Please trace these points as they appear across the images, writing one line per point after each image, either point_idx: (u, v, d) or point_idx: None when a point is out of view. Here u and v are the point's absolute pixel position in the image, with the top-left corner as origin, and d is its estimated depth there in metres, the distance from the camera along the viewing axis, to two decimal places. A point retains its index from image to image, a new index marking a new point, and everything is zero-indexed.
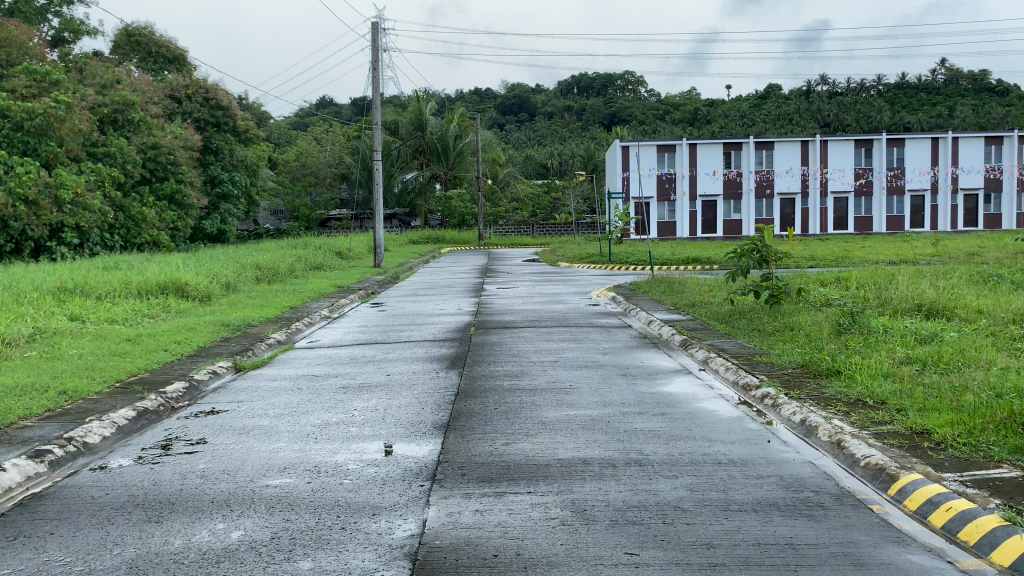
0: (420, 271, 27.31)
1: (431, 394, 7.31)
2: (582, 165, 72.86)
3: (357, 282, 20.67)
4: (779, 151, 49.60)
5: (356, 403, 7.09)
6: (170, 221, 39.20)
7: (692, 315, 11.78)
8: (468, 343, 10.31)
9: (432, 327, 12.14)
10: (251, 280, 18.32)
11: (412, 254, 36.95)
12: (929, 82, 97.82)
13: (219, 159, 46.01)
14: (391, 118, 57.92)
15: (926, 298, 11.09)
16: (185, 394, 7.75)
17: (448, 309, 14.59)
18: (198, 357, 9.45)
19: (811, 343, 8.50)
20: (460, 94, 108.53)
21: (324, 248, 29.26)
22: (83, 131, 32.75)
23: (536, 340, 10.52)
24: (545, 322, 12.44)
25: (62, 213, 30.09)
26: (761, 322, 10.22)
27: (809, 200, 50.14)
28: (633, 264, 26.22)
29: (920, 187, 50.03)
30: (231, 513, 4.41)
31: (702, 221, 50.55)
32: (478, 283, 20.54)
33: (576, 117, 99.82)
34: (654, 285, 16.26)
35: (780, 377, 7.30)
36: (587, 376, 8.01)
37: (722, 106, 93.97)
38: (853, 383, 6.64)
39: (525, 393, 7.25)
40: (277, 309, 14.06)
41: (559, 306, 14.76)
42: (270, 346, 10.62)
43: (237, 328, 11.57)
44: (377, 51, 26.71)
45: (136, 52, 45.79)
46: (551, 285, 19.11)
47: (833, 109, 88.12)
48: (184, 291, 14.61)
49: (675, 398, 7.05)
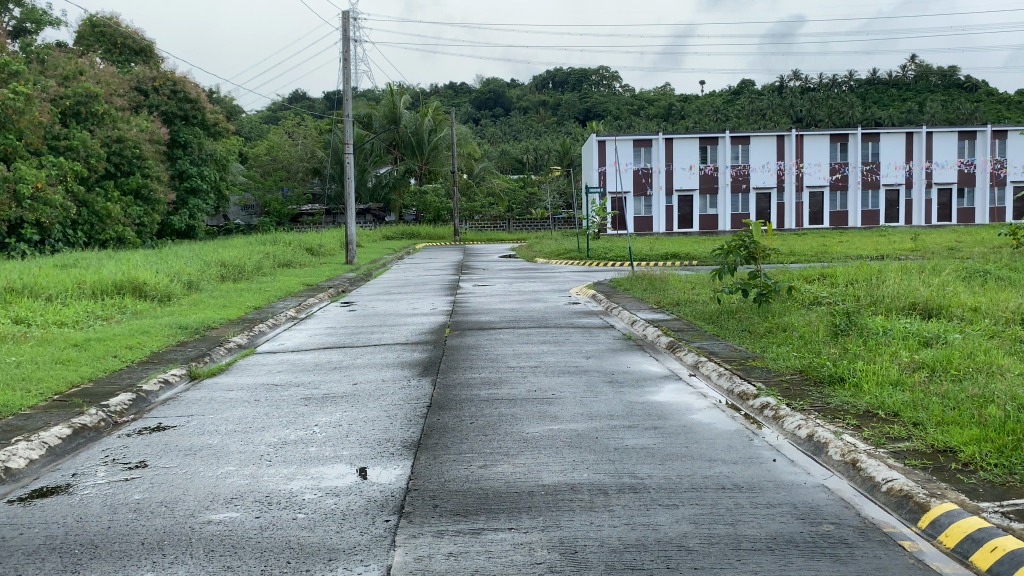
0: (393, 268, 26.65)
1: (401, 407, 6.67)
2: (558, 160, 72.44)
3: (327, 280, 20.00)
4: (755, 145, 49.38)
5: (318, 418, 6.44)
6: (136, 217, 37.98)
7: (676, 314, 11.22)
8: (443, 347, 9.67)
9: (405, 329, 11.48)
10: (215, 279, 17.54)
11: (387, 250, 36.26)
12: (899, 78, 98.52)
13: (187, 153, 45.03)
14: (364, 112, 56.99)
15: (920, 295, 10.65)
16: (130, 407, 7.05)
17: (421, 309, 13.97)
18: (149, 364, 8.74)
19: (807, 346, 7.98)
20: (435, 89, 107.76)
21: (294, 244, 28.52)
22: (43, 124, 31.73)
23: (514, 342, 9.94)
24: (523, 322, 11.86)
25: (22, 209, 29.06)
26: (752, 323, 9.68)
27: (785, 195, 50.07)
28: (611, 260, 25.73)
29: (895, 182, 50.10)
30: (162, 560, 3.77)
31: (679, 216, 50.25)
32: (453, 281, 19.94)
33: (551, 112, 99.35)
34: (635, 283, 15.70)
35: (778, 384, 6.75)
36: (570, 384, 7.42)
37: (696, 101, 94.01)
38: (860, 393, 6.10)
39: (504, 404, 6.64)
40: (240, 310, 13.36)
41: (537, 305, 14.17)
42: (230, 351, 9.94)
43: (196, 332, 10.85)
44: (347, 42, 25.96)
45: (100, 43, 44.57)
46: (529, 282, 18.55)
47: (805, 105, 88.43)
48: (142, 291, 13.83)
49: (666, 409, 6.46)
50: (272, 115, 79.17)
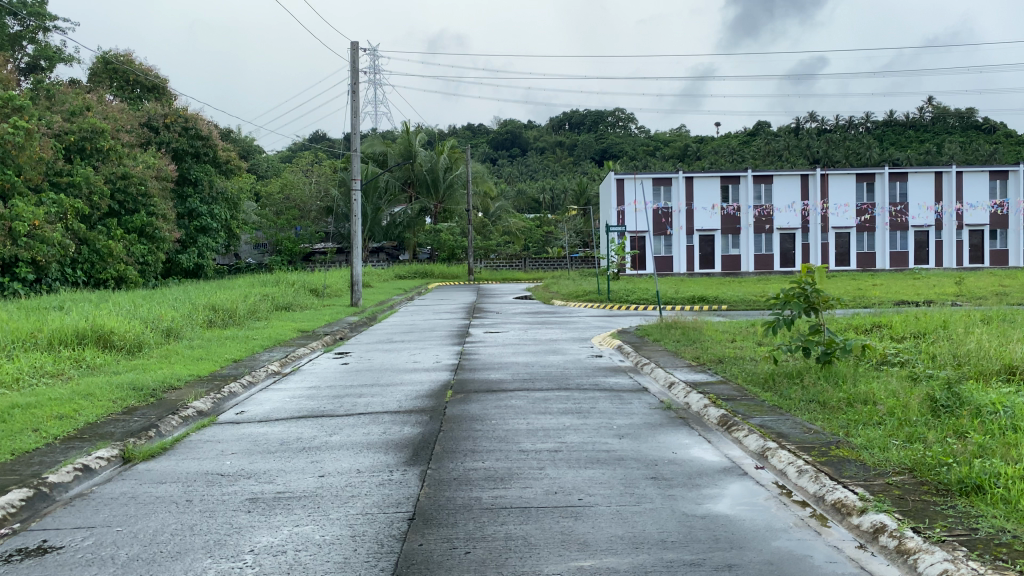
0: (400, 311, 25.05)
1: (371, 522, 4.88)
2: (575, 200, 71.13)
3: (325, 325, 18.36)
4: (779, 184, 47.68)
5: (260, 540, 4.68)
6: (139, 255, 36.58)
7: (723, 376, 9.42)
8: (441, 419, 7.87)
9: (400, 390, 9.72)
10: (200, 325, 15.89)
11: (396, 290, 34.71)
12: (916, 120, 97.16)
13: (198, 191, 43.72)
14: (378, 149, 55.35)
15: (1016, 354, 8.80)
16: (19, 511, 5.27)
17: (423, 363, 12.22)
18: (74, 443, 6.98)
19: (907, 431, 6.18)
20: (452, 129, 107.16)
21: (297, 285, 26.98)
22: (45, 160, 30.58)
23: (527, 412, 8.14)
24: (539, 382, 10.08)
25: (17, 247, 27.76)
26: (821, 392, 7.90)
27: (811, 235, 48.22)
28: (634, 304, 24.02)
29: (925, 223, 48.16)
30: None
31: (700, 257, 48.47)
32: (462, 327, 18.24)
33: (568, 152, 98.50)
34: (667, 332, 13.89)
35: (888, 493, 4.96)
36: (602, 482, 5.65)
37: (712, 143, 92.86)
38: (1019, 515, 4.29)
39: (516, 519, 4.88)
40: (215, 363, 11.69)
41: (555, 359, 12.35)
42: (185, 422, 8.17)
43: (150, 395, 9.08)
44: (355, 73, 24.62)
45: (113, 80, 43.93)
46: (545, 330, 16.80)
47: (821, 145, 87.11)
48: (107, 341, 12.15)
49: (741, 532, 4.66)
50: (287, 153, 78.56)
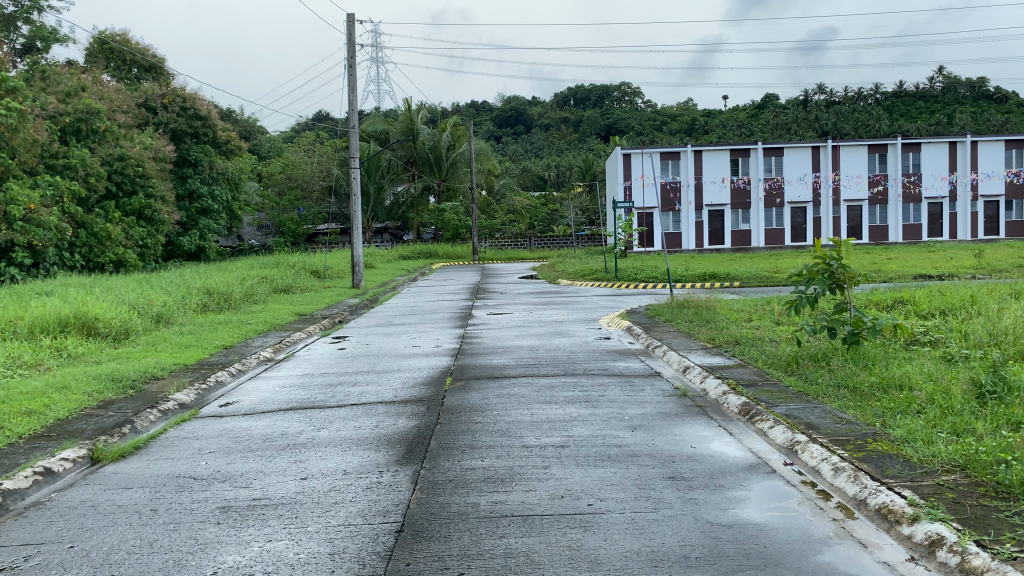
0: (403, 292, 24.45)
1: (354, 536, 4.30)
2: (581, 176, 70.22)
3: (324, 308, 17.74)
4: (788, 157, 46.77)
5: (226, 560, 4.09)
6: (138, 238, 35.89)
7: (742, 360, 8.82)
8: (438, 409, 7.27)
9: (396, 378, 9.13)
10: (193, 310, 15.31)
11: (399, 271, 34.10)
12: (926, 90, 95.70)
13: (198, 172, 43.08)
14: (380, 128, 55.29)
15: None
16: None
17: (423, 348, 11.62)
18: (39, 443, 6.41)
19: (953, 421, 5.57)
20: (456, 107, 106.02)
21: (298, 267, 26.38)
22: (39, 142, 29.98)
23: (531, 401, 7.54)
24: (545, 367, 9.48)
25: (12, 231, 27.19)
26: (850, 376, 7.31)
27: (821, 209, 47.40)
28: (643, 282, 23.38)
29: (938, 195, 47.27)
30: None
31: (709, 232, 47.68)
32: (466, 308, 17.61)
33: (573, 129, 97.37)
34: (678, 312, 13.26)
35: (941, 496, 4.35)
36: (613, 484, 5.05)
37: (720, 116, 91.57)
38: None
39: (519, 532, 4.29)
40: (204, 350, 11.11)
41: (561, 342, 11.74)
42: (164, 416, 7.60)
43: (129, 386, 8.51)
44: (352, 46, 23.85)
45: (109, 60, 43.17)
46: (551, 311, 16.17)
47: (830, 118, 85.87)
48: (92, 329, 11.57)
49: (775, 546, 4.06)
50: (289, 133, 77.79)
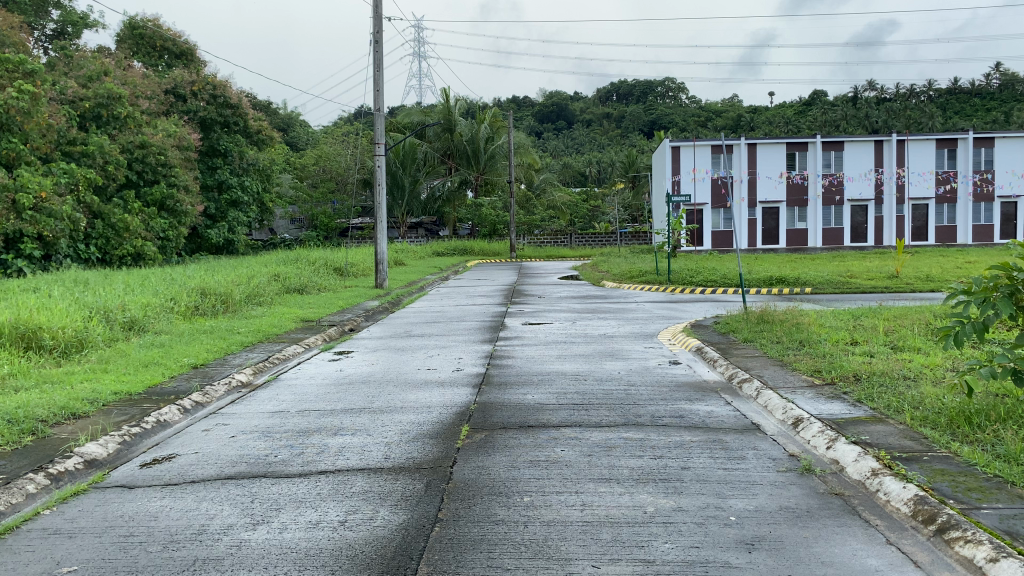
0: (432, 294, 22.11)
1: None
2: (623, 172, 67.54)
3: (336, 313, 15.42)
4: (849, 152, 43.55)
5: None
6: (159, 230, 33.79)
7: (880, 414, 6.23)
8: (442, 491, 4.85)
9: (395, 423, 6.70)
10: (178, 314, 13.12)
11: (431, 269, 31.68)
12: (982, 87, 90.96)
13: (228, 162, 41.13)
14: (416, 119, 52.75)
15: None
16: None
17: (441, 372, 9.22)
18: None
19: None
20: (497, 102, 103.35)
21: (319, 263, 24.17)
22: (53, 127, 28.08)
23: (581, 478, 5.08)
24: (598, 410, 6.99)
25: (21, 222, 25.12)
26: None
27: (884, 207, 44.12)
28: (700, 287, 20.75)
29: (1014, 194, 43.77)
30: None
31: (762, 231, 44.65)
32: (499, 316, 15.15)
33: (615, 125, 94.40)
34: (760, 330, 10.66)
35: None
36: None
37: (766, 113, 87.83)
38: None
39: None
40: (162, 372, 8.79)
41: (615, 366, 9.27)
42: (52, 485, 5.25)
43: (28, 432, 6.19)
44: (378, 21, 21.54)
45: (139, 46, 41.15)
46: (598, 322, 13.63)
47: (881, 115, 81.81)
48: (35, 341, 9.40)
49: None
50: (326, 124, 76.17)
